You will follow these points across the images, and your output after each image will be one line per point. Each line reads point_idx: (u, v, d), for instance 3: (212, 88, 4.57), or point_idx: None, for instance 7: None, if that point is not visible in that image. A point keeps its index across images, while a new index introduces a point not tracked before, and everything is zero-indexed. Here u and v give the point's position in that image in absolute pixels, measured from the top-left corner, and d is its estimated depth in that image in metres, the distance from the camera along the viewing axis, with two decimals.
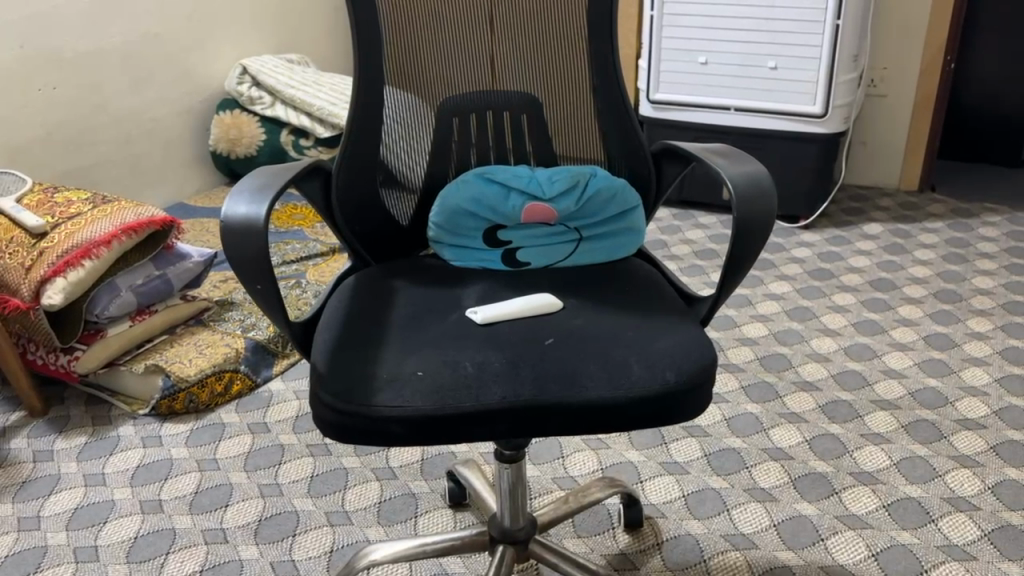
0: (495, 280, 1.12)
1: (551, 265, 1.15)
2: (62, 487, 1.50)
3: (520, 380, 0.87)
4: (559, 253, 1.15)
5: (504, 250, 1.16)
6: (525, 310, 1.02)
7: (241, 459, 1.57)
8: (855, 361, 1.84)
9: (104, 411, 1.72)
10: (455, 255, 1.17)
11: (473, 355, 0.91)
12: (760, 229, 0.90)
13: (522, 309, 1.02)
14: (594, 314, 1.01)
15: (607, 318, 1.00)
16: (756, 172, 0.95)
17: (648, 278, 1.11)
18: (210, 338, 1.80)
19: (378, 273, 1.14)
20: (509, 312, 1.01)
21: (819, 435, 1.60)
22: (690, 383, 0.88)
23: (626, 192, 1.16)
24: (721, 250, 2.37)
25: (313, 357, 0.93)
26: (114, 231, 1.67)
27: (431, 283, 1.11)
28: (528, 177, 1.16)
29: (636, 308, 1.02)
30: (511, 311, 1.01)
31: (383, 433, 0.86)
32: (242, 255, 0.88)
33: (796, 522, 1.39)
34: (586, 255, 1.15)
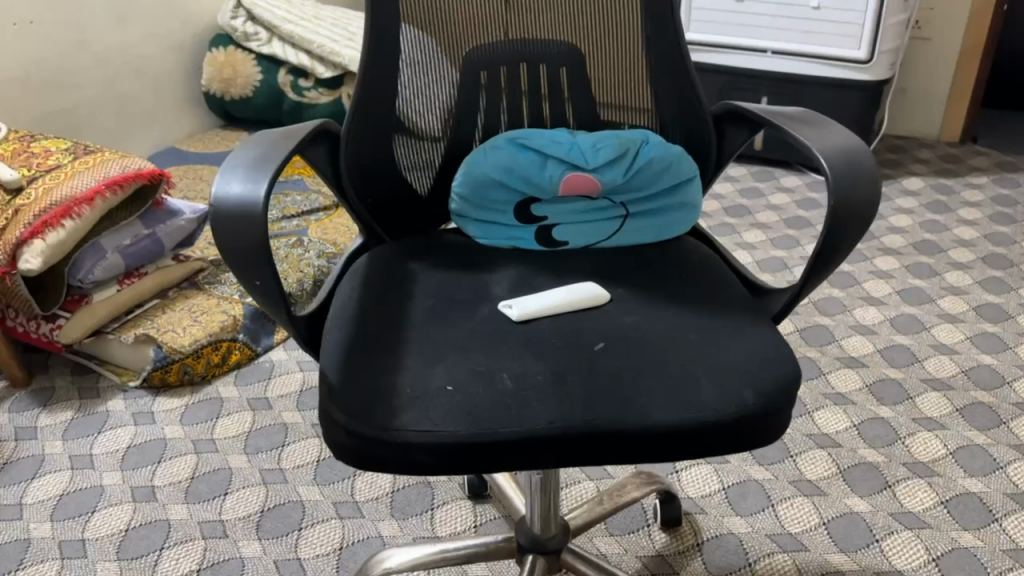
0: (529, 265, 0.97)
1: (591, 245, 1.00)
2: (47, 472, 1.38)
3: (569, 398, 0.73)
4: (601, 230, 1.00)
5: (538, 226, 1.01)
6: (566, 305, 0.87)
7: (240, 440, 1.44)
8: (902, 335, 1.71)
9: (91, 382, 1.60)
10: (480, 231, 1.02)
11: (509, 365, 0.77)
12: (860, 220, 0.76)
13: (561, 305, 0.87)
14: (649, 309, 0.87)
15: (663, 315, 0.85)
16: (851, 147, 0.80)
17: (706, 263, 0.96)
18: (204, 303, 1.66)
19: (392, 253, 0.99)
20: (548, 309, 0.87)
21: (868, 420, 1.47)
22: (770, 404, 0.74)
23: (682, 163, 1.00)
24: (752, 208, 2.22)
25: (321, 365, 0.79)
26: (97, 186, 1.52)
27: (454, 266, 0.97)
28: (568, 143, 1.00)
29: (696, 302, 0.88)
30: (547, 307, 0.87)
31: (406, 462, 0.72)
32: (236, 246, 0.73)
33: (847, 521, 1.27)
34: (634, 234, 1.00)
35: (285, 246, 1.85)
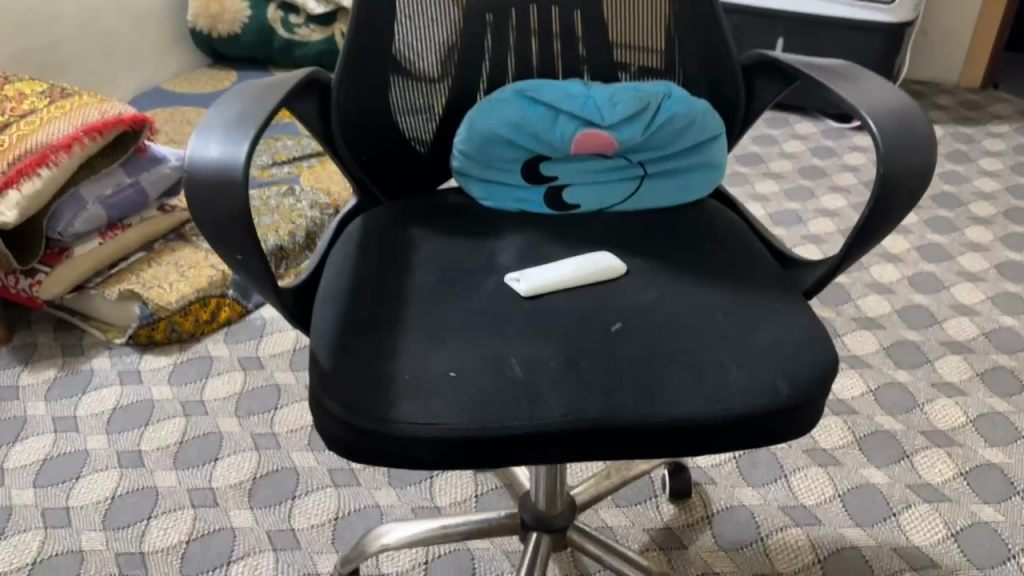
0: (539, 233, 0.90)
1: (606, 208, 0.93)
2: (30, 435, 1.32)
3: (585, 388, 0.67)
4: (617, 192, 0.92)
5: (548, 187, 0.93)
6: (577, 279, 0.80)
7: (231, 402, 1.38)
8: (921, 295, 1.64)
9: (75, 339, 1.53)
10: (485, 192, 0.94)
11: (519, 348, 0.71)
12: (907, 192, 0.69)
13: (572, 279, 0.80)
14: (670, 283, 0.79)
15: (686, 291, 0.78)
16: (902, 107, 0.72)
17: (729, 232, 0.88)
18: (191, 257, 1.59)
19: (388, 217, 0.91)
20: (557, 284, 0.80)
21: (885, 385, 1.42)
22: (805, 396, 0.68)
23: (707, 120, 0.91)
24: (765, 157, 2.14)
25: (311, 346, 0.72)
26: (75, 133, 1.43)
27: (457, 232, 0.89)
28: (582, 97, 0.91)
29: (720, 276, 0.80)
30: (556, 282, 0.80)
31: (406, 458, 0.65)
32: (212, 216, 0.65)
33: (863, 493, 1.22)
34: (652, 197, 0.92)
35: (276, 195, 1.76)
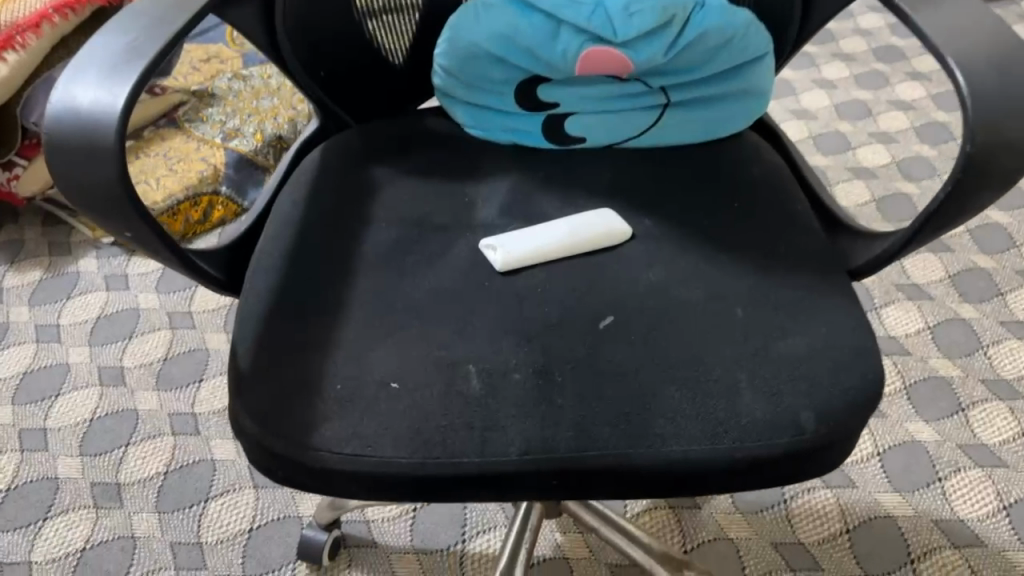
0: (532, 179, 0.74)
1: (615, 144, 0.76)
2: (9, 343, 1.24)
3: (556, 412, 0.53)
4: (631, 125, 0.75)
5: (547, 116, 0.77)
6: (568, 247, 0.65)
7: (220, 315, 1.29)
8: (999, 212, 1.43)
9: (63, 237, 1.42)
10: (472, 118, 0.78)
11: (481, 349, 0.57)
12: (1000, 172, 0.52)
13: (561, 249, 0.65)
14: (682, 264, 0.64)
15: (700, 276, 0.62)
16: (1005, 48, 0.53)
17: (766, 181, 0.72)
18: (181, 148, 1.45)
19: (354, 150, 0.76)
20: (542, 255, 0.65)
21: (945, 322, 1.25)
22: (833, 434, 0.54)
23: (750, 37, 0.72)
24: (837, 34, 1.87)
25: (232, 333, 0.60)
26: (43, 11, 1.27)
27: (431, 174, 0.74)
28: (593, 4, 0.72)
29: (747, 254, 0.65)
30: (542, 251, 0.65)
31: (332, 491, 0.54)
32: (87, 189, 0.52)
33: (906, 451, 1.09)
34: (673, 132, 0.75)
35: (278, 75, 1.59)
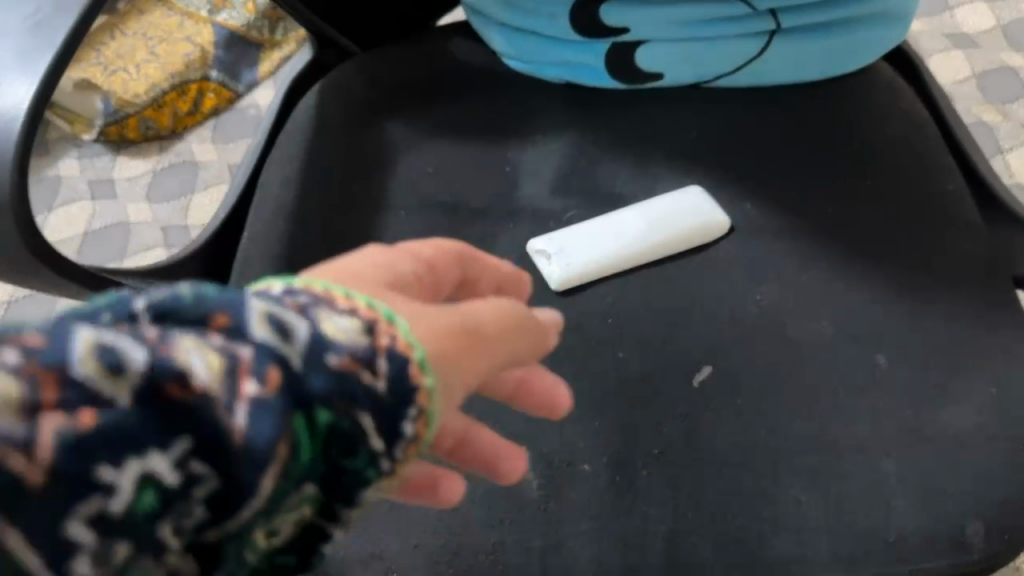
0: (594, 137, 0.57)
1: (700, 82, 0.58)
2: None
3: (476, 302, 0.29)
4: (724, 60, 0.57)
5: (611, 46, 0.58)
6: (638, 252, 0.50)
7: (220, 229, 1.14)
8: None
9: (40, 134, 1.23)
10: (512, 47, 0.60)
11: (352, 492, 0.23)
12: None
13: (630, 251, 0.50)
14: (796, 282, 0.48)
15: (822, 301, 0.47)
16: None
17: (900, 145, 0.54)
18: (162, 25, 1.24)
19: (361, 97, 0.59)
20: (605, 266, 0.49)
21: None
22: (1006, 554, 0.41)
23: None
24: None
25: None
26: None
27: (462, 136, 0.57)
28: None
29: (885, 262, 0.49)
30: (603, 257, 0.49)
31: None
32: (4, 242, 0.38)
33: None
34: (781, 69, 0.57)
35: None
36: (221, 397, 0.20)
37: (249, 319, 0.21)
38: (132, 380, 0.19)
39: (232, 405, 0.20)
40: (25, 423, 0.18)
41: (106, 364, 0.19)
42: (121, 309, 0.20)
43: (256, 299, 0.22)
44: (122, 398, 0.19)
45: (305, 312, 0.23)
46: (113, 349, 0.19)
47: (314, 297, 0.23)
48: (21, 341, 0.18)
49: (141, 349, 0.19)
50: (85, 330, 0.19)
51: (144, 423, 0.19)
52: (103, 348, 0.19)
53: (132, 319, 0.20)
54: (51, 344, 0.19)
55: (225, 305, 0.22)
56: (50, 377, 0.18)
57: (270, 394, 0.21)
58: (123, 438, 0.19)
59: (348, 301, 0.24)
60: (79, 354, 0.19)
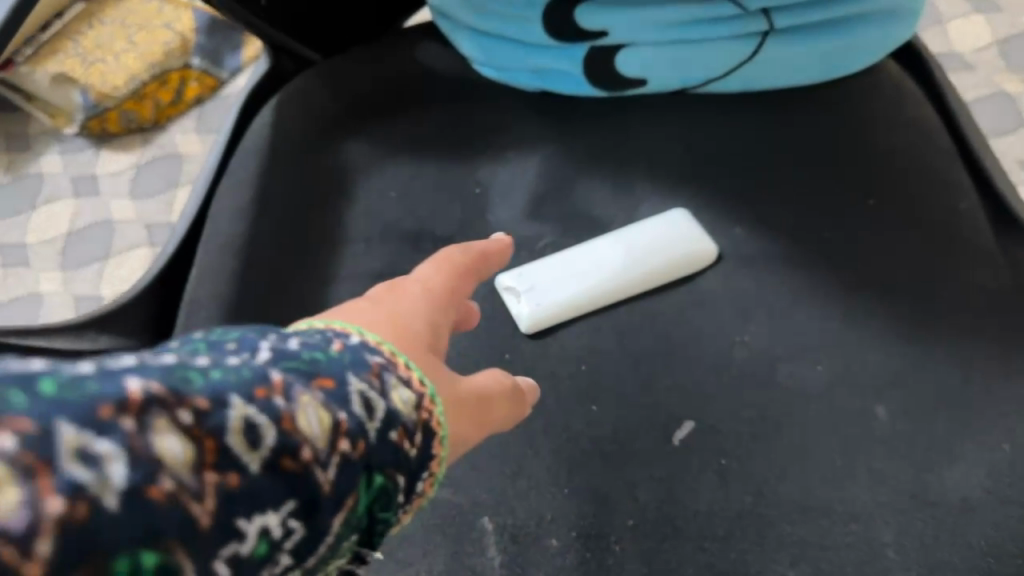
0: (572, 154, 0.52)
1: (687, 87, 0.53)
2: None
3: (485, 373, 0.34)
4: (713, 65, 0.52)
5: (588, 51, 0.52)
6: (612, 287, 0.46)
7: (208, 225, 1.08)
8: None
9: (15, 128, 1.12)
10: (482, 52, 0.55)
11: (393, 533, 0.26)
12: None
13: (603, 287, 0.46)
14: (789, 320, 0.44)
15: (817, 342, 0.43)
16: None
17: (906, 157, 0.49)
18: (141, 11, 1.13)
19: (322, 110, 0.54)
20: (574, 304, 0.46)
21: None
22: None
23: None
24: None
25: None
26: None
27: (429, 154, 0.53)
28: None
29: (888, 294, 0.44)
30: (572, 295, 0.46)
31: None
32: None
33: None
34: (775, 72, 0.52)
35: None
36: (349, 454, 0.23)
37: (348, 395, 0.23)
38: (266, 454, 0.21)
39: (332, 464, 0.22)
40: (192, 477, 0.19)
41: (247, 437, 0.20)
42: (253, 365, 0.22)
43: (354, 377, 0.24)
44: (254, 465, 0.20)
45: (383, 381, 0.25)
46: (257, 424, 0.21)
47: (384, 363, 0.26)
48: (191, 403, 0.20)
49: (276, 413, 0.21)
50: (236, 401, 0.20)
51: (273, 481, 0.21)
52: (248, 420, 0.21)
53: (266, 375, 0.22)
54: (213, 408, 0.20)
55: (328, 373, 0.24)
56: (210, 438, 0.20)
57: (358, 459, 0.23)
58: (250, 499, 0.20)
59: (407, 372, 0.27)
60: (233, 426, 0.20)
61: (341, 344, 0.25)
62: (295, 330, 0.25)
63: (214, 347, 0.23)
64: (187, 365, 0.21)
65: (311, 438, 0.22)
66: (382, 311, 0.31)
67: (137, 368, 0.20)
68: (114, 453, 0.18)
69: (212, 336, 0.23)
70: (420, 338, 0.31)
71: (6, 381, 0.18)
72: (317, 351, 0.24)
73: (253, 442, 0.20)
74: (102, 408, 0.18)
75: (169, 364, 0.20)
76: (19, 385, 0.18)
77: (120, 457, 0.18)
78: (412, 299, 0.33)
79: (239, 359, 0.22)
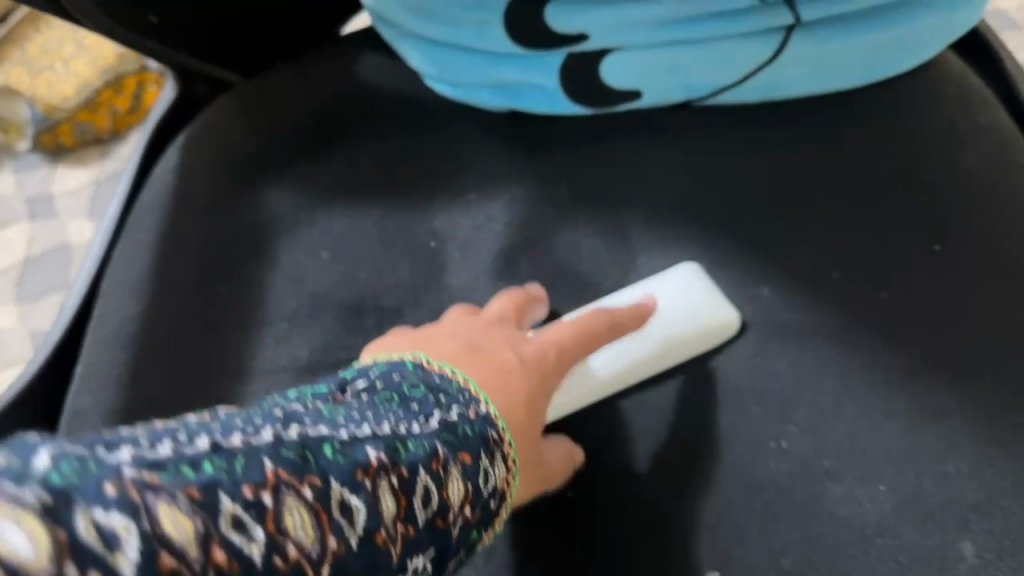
0: (548, 193, 0.42)
1: (692, 99, 0.42)
2: None
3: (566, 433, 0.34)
4: (723, 70, 0.40)
5: (565, 59, 0.41)
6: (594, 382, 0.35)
7: None
8: None
9: None
10: (432, 65, 0.44)
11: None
12: None
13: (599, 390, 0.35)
14: (836, 422, 0.33)
15: (870, 446, 0.33)
16: None
17: (979, 186, 0.38)
18: None
19: (240, 149, 0.44)
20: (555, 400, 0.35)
21: None
22: None
23: None
24: None
25: None
26: None
27: (369, 199, 0.42)
28: None
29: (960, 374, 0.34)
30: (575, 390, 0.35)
31: None
32: None
33: None
34: (803, 75, 0.40)
35: None
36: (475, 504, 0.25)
37: (479, 466, 0.25)
38: (362, 530, 0.19)
39: (458, 523, 0.24)
40: (397, 526, 0.21)
41: (423, 496, 0.22)
42: (425, 433, 0.23)
43: (484, 453, 0.26)
44: (423, 518, 0.22)
45: (498, 450, 0.27)
46: (351, 505, 0.19)
47: (497, 443, 0.27)
48: (393, 466, 0.21)
49: (446, 470, 0.23)
50: (423, 472, 0.22)
51: (434, 535, 0.22)
52: (427, 488, 0.22)
53: (434, 445, 0.23)
54: (409, 475, 0.22)
55: (468, 448, 0.25)
56: (405, 492, 0.21)
57: (475, 516, 0.25)
58: (424, 544, 0.22)
59: (508, 448, 0.27)
60: (418, 487, 0.22)
61: (475, 413, 0.27)
62: (437, 386, 0.27)
63: (400, 404, 0.24)
64: (389, 432, 0.22)
65: (392, 522, 0.20)
66: (530, 374, 0.31)
67: (350, 441, 0.21)
68: (263, 524, 0.17)
69: (398, 390, 0.25)
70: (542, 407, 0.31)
71: (206, 454, 0.18)
72: (467, 424, 0.26)
73: (345, 515, 0.19)
74: (308, 477, 0.19)
75: (373, 435, 0.22)
76: (242, 451, 0.18)
77: (278, 521, 0.17)
78: (557, 361, 0.32)
79: (416, 424, 0.24)
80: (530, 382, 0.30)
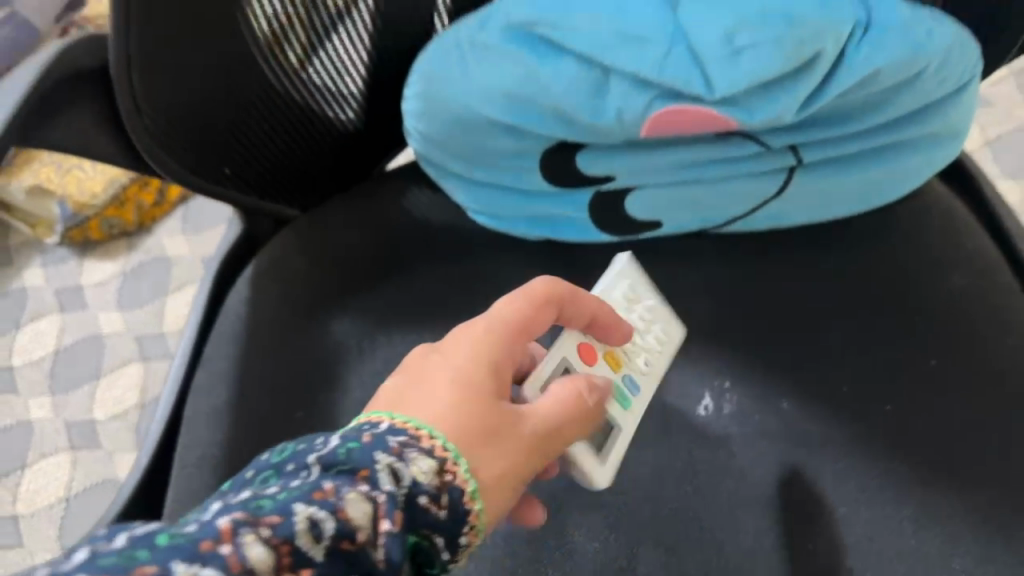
0: None
1: (708, 226, 0.47)
2: None
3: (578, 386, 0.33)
4: (735, 203, 0.46)
5: (596, 194, 0.47)
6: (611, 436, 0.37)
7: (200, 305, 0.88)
8: None
9: None
10: (476, 200, 0.49)
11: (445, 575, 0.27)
12: None
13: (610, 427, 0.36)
14: (855, 524, 0.38)
15: (885, 544, 0.38)
16: None
17: (963, 304, 0.44)
18: None
19: (303, 281, 0.49)
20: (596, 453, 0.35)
21: None
22: None
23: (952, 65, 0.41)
24: None
25: None
26: None
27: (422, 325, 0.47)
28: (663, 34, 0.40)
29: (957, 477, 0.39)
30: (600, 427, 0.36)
31: None
32: None
33: None
34: (805, 207, 0.46)
35: None
36: (389, 505, 0.24)
37: (379, 474, 0.25)
38: (328, 543, 0.23)
39: (380, 543, 0.23)
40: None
41: (313, 533, 0.22)
42: (305, 483, 0.24)
43: (383, 455, 0.25)
44: (320, 553, 0.22)
45: (405, 453, 0.26)
46: (319, 521, 0.23)
47: (410, 445, 0.26)
48: (267, 520, 0.22)
49: (333, 500, 0.23)
50: (300, 509, 0.23)
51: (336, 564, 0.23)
52: (311, 520, 0.23)
53: (319, 483, 0.24)
54: (281, 520, 0.22)
55: (362, 464, 0.25)
56: (287, 542, 0.22)
57: (399, 525, 0.24)
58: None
59: (431, 440, 0.27)
60: (300, 526, 0.22)
61: (370, 432, 0.26)
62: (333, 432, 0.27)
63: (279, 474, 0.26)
64: (260, 496, 0.23)
65: (368, 525, 0.23)
66: (451, 383, 0.29)
67: (204, 522, 0.22)
68: (229, 568, 0.21)
69: (273, 467, 0.26)
70: (487, 403, 0.29)
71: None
72: (352, 443, 0.26)
73: (315, 535, 0.23)
74: (144, 565, 0.20)
75: (236, 503, 0.23)
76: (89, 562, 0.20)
77: (242, 561, 0.21)
78: (476, 350, 0.31)
79: (296, 480, 0.25)
80: (469, 395, 0.29)
